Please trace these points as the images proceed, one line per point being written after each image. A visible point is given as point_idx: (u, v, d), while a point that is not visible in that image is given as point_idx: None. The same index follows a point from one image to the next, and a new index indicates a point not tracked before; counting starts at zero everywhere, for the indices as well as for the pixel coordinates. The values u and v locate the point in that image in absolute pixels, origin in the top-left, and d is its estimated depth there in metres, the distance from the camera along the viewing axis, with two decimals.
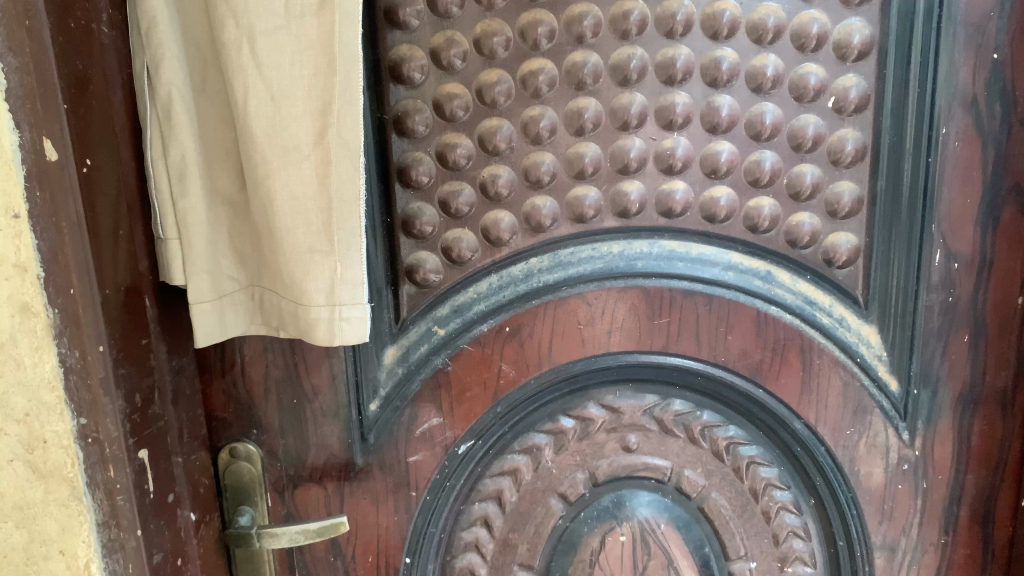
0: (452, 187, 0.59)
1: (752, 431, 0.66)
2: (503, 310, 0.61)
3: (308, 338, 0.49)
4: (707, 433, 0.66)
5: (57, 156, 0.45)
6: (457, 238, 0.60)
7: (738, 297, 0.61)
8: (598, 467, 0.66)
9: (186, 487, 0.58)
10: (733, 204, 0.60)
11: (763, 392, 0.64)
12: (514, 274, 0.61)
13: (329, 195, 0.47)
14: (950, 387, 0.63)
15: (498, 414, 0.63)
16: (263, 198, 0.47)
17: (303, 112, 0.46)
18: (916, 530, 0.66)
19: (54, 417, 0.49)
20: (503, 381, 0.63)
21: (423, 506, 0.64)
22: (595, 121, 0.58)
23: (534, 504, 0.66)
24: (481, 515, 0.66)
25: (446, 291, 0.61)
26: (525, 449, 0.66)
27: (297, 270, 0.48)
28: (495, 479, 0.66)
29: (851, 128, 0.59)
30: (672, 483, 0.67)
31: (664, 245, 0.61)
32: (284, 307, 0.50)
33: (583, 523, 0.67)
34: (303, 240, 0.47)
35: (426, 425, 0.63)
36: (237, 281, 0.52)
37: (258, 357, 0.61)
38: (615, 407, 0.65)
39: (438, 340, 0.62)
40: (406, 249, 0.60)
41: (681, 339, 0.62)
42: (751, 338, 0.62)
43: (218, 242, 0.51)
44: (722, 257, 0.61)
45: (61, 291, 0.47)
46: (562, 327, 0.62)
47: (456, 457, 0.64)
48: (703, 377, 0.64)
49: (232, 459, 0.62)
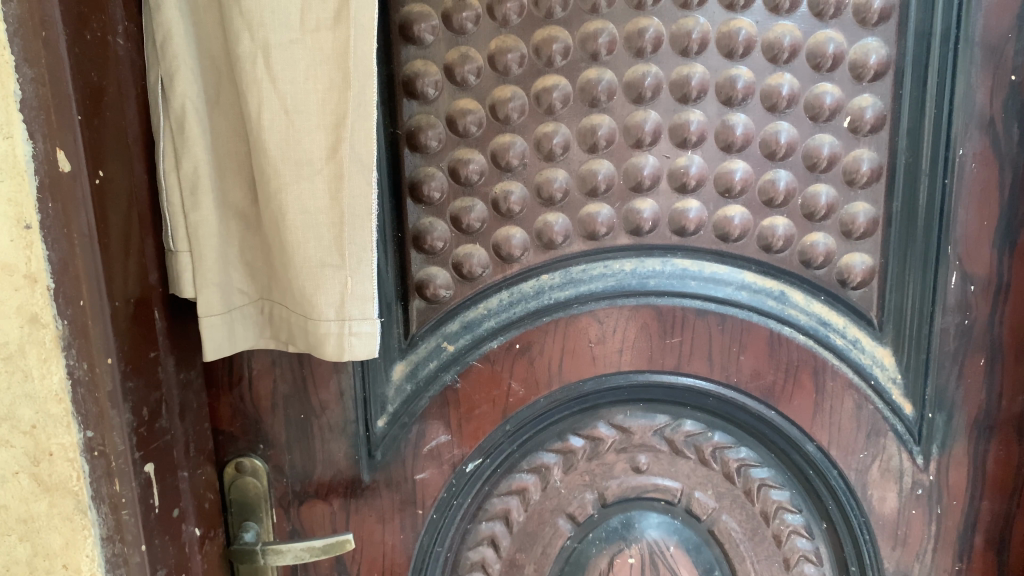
0: (463, 204, 0.59)
1: (763, 453, 0.65)
2: (513, 327, 0.61)
3: (317, 352, 0.49)
4: (718, 455, 0.65)
5: (70, 167, 0.45)
6: (468, 254, 0.60)
7: (751, 316, 0.61)
8: (607, 488, 0.65)
9: (191, 502, 0.57)
10: (747, 223, 0.60)
11: (776, 414, 0.63)
12: (525, 291, 0.61)
13: (342, 209, 0.47)
14: (965, 412, 0.62)
15: (507, 432, 0.63)
16: (275, 212, 0.47)
17: (316, 126, 0.46)
18: (930, 556, 0.65)
19: (61, 429, 0.48)
20: (512, 399, 0.62)
21: (429, 525, 0.64)
22: (609, 138, 0.58)
23: (542, 524, 0.66)
24: (488, 535, 0.66)
25: (456, 308, 0.61)
26: (534, 468, 0.65)
27: (308, 284, 0.48)
28: (502, 498, 0.65)
29: (867, 149, 0.59)
30: (682, 504, 0.66)
31: (677, 264, 0.60)
32: (293, 321, 0.51)
33: (591, 544, 0.66)
34: (313, 254, 0.47)
35: (434, 442, 0.62)
36: (247, 293, 0.53)
37: (266, 371, 0.60)
38: (626, 427, 0.64)
39: (447, 356, 0.61)
40: (417, 264, 0.60)
41: (692, 359, 0.62)
42: (763, 358, 0.62)
43: (229, 254, 0.52)
44: (735, 276, 0.61)
45: (71, 302, 0.47)
46: (572, 345, 0.61)
47: (463, 475, 0.63)
48: (714, 398, 0.63)
49: (237, 474, 0.62)
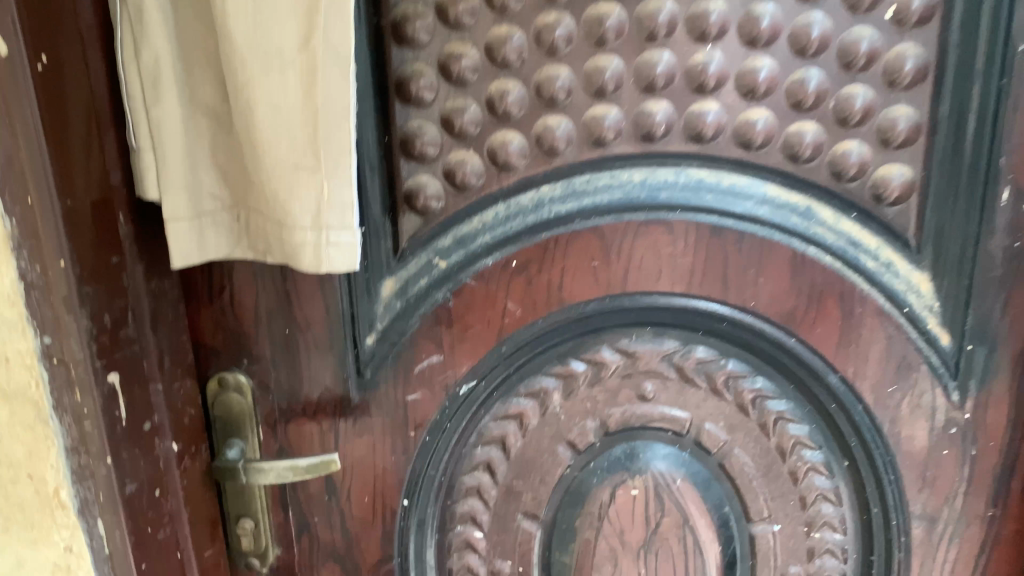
0: (455, 105, 0.54)
1: (782, 384, 0.60)
2: (509, 244, 0.56)
3: (294, 263, 0.46)
4: (732, 385, 0.60)
5: (7, 52, 0.42)
6: (460, 162, 0.55)
7: (773, 234, 0.55)
8: (610, 416, 0.61)
9: (167, 416, 0.55)
10: (772, 129, 0.53)
11: (797, 342, 0.57)
12: (523, 203, 0.56)
13: (318, 107, 0.43)
14: (1010, 346, 0.56)
15: (502, 354, 0.59)
16: (245, 108, 0.43)
17: (286, 11, 0.41)
18: (961, 500, 0.59)
19: (16, 335, 0.46)
20: (508, 320, 0.58)
21: (422, 449, 0.61)
22: (618, 30, 0.52)
23: (540, 451, 0.62)
24: (484, 460, 0.62)
25: (449, 221, 0.57)
26: (532, 392, 0.61)
27: (281, 189, 0.44)
28: (499, 423, 0.61)
29: (913, 45, 0.51)
30: (691, 436, 0.61)
31: (692, 174, 0.55)
32: (268, 229, 0.47)
33: (592, 473, 0.62)
34: (287, 155, 0.44)
35: (426, 362, 0.59)
36: (220, 198, 0.48)
37: (249, 284, 0.57)
38: (630, 351, 0.59)
39: (439, 273, 0.57)
40: (406, 172, 0.56)
41: (705, 280, 0.56)
42: (785, 282, 0.56)
43: (198, 156, 0.47)
44: (757, 189, 0.55)
45: (18, 201, 0.44)
46: (573, 263, 0.56)
47: (457, 398, 0.60)
48: (729, 323, 0.57)
49: (221, 390, 0.60)
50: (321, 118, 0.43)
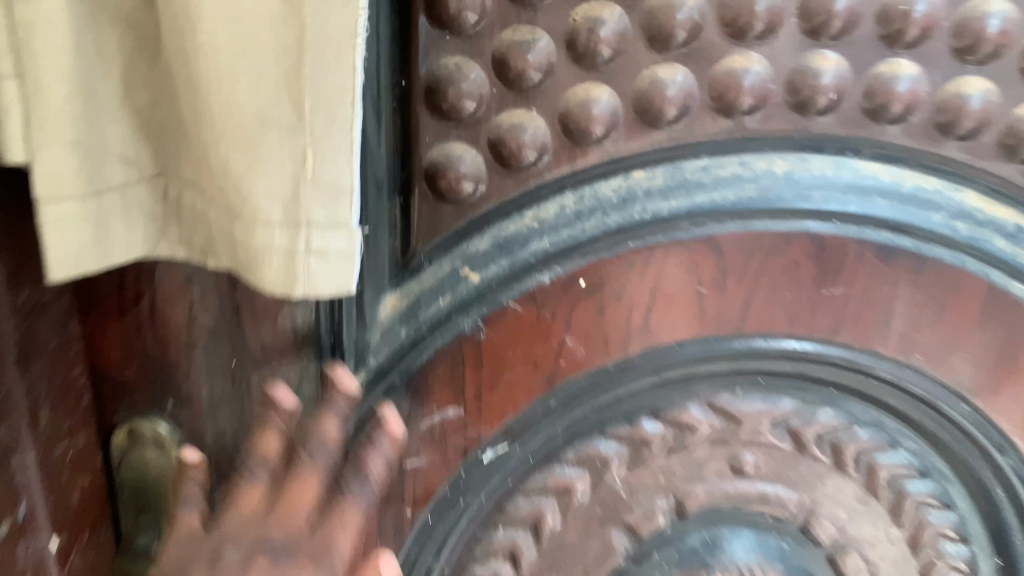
0: (518, 36, 0.34)
1: (931, 458, 0.43)
2: (579, 254, 0.37)
3: (248, 275, 0.30)
4: (863, 459, 0.43)
5: None
6: (517, 125, 0.36)
7: (965, 263, 0.38)
8: (689, 494, 0.43)
9: (45, 496, 0.35)
10: (988, 109, 0.36)
11: (969, 412, 0.41)
12: (603, 195, 0.37)
13: (305, 36, 0.27)
14: None
15: (549, 411, 0.41)
16: (189, 30, 0.27)
17: None
18: None
19: None
20: (564, 363, 0.40)
21: (419, 531, 0.42)
22: None
23: (587, 537, 0.43)
24: (504, 547, 0.43)
25: (489, 213, 0.38)
26: (583, 459, 0.42)
27: (239, 158, 0.28)
28: (532, 498, 0.43)
29: None
30: (798, 523, 0.44)
31: (859, 169, 0.37)
32: (214, 220, 0.30)
33: (655, 568, 0.44)
34: (253, 106, 0.27)
35: (438, 417, 0.40)
36: (135, 165, 0.30)
37: (178, 293, 0.39)
38: (733, 412, 0.42)
39: (468, 291, 0.39)
40: (429, 136, 0.36)
41: (858, 321, 0.39)
42: (967, 331, 0.39)
43: (105, 96, 0.29)
44: (952, 197, 0.38)
45: None
46: (670, 287, 0.38)
47: (477, 465, 0.42)
48: (876, 379, 0.41)
49: (128, 447, 0.41)
50: (308, 57, 0.27)
